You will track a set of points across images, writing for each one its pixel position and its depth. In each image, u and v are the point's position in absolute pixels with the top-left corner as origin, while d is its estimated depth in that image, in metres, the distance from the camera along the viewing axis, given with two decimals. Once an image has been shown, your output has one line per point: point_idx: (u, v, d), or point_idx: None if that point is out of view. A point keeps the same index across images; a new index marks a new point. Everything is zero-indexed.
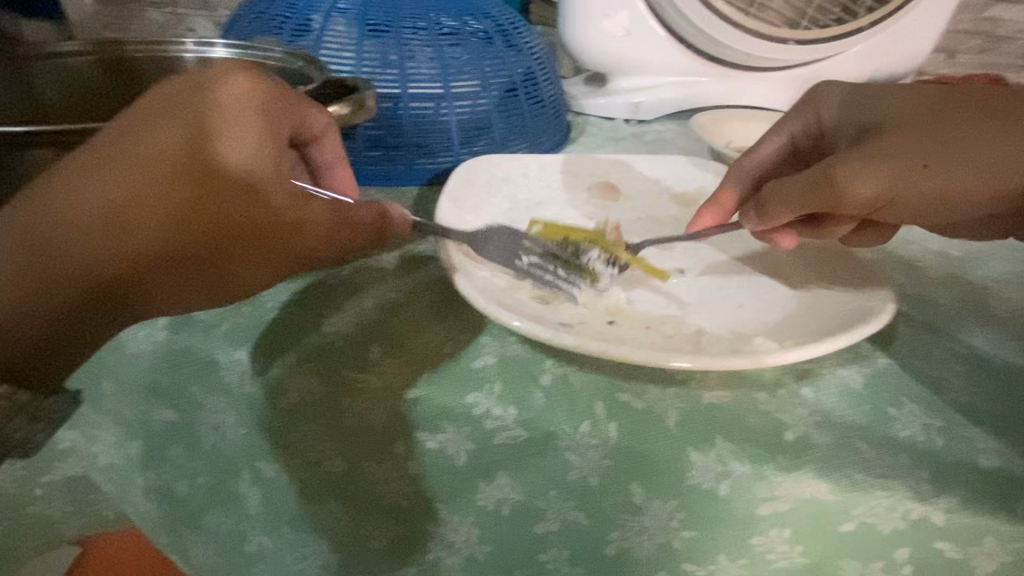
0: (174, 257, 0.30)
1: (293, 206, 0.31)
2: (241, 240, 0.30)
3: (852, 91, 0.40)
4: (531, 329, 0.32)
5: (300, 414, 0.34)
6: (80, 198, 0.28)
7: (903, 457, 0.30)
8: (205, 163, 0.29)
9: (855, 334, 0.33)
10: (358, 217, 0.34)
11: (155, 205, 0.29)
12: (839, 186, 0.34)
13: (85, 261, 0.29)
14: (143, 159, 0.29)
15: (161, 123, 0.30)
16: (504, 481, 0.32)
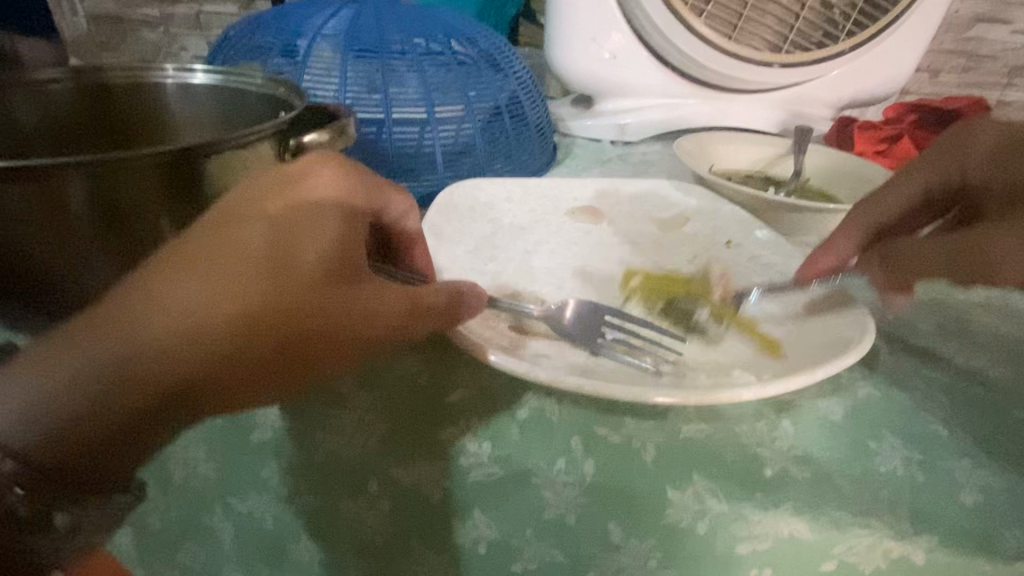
0: (257, 358, 0.27)
1: (371, 297, 0.30)
2: (321, 333, 0.28)
3: (998, 149, 0.45)
4: (507, 363, 0.31)
5: (271, 450, 0.34)
6: (166, 297, 0.26)
7: (882, 493, 0.29)
8: (292, 258, 0.29)
9: (837, 365, 0.32)
10: (435, 304, 0.32)
11: (225, 303, 0.26)
12: (992, 259, 0.42)
13: (165, 361, 0.25)
14: (222, 259, 0.27)
15: (238, 222, 0.29)
16: (480, 519, 0.31)
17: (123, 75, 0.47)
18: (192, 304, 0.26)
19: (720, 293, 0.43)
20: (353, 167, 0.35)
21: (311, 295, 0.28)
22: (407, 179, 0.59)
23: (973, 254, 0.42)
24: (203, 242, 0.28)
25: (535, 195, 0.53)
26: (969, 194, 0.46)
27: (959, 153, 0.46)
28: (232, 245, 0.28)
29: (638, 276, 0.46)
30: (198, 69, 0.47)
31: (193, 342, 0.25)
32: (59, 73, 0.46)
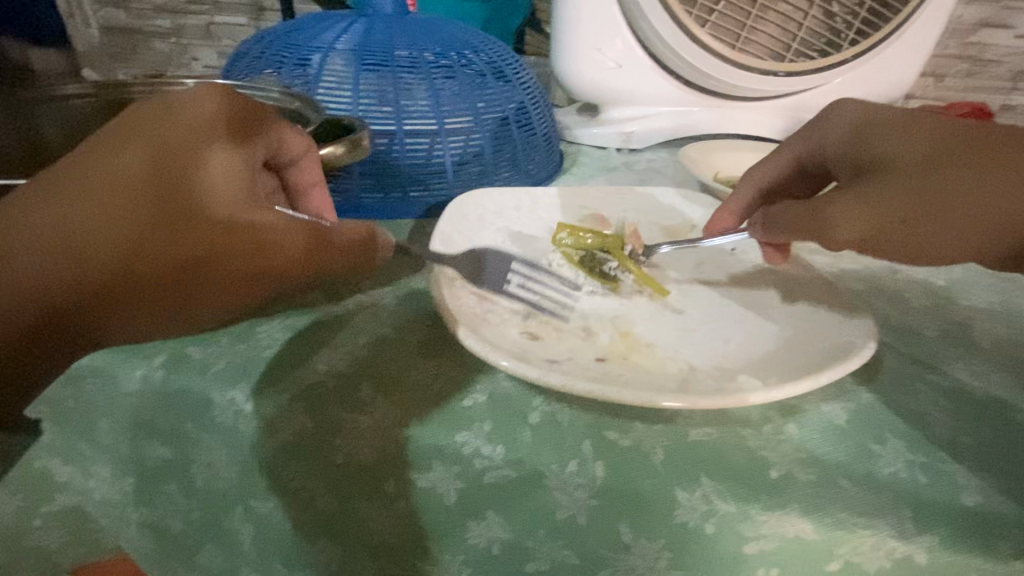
0: (134, 281, 0.29)
1: (257, 224, 0.31)
2: (201, 261, 0.29)
3: (861, 119, 0.44)
4: (518, 368, 0.32)
5: (292, 452, 0.34)
6: (50, 217, 0.29)
7: (886, 494, 0.30)
8: (178, 177, 0.30)
9: (840, 370, 0.33)
10: (329, 237, 0.33)
11: (100, 223, 0.29)
12: (826, 222, 0.41)
13: (52, 279, 0.28)
14: (110, 177, 0.30)
15: (131, 143, 0.31)
16: (493, 519, 0.32)
17: (145, 88, 0.49)
18: (58, 226, 0.29)
19: (632, 249, 0.49)
20: (246, 104, 0.36)
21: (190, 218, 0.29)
22: (417, 189, 0.60)
23: (802, 223, 0.42)
24: (98, 161, 0.30)
25: (543, 203, 0.54)
26: (831, 167, 0.47)
27: (820, 131, 0.47)
28: (126, 168, 0.30)
29: (565, 229, 0.50)
30: (217, 83, 0.49)
31: (62, 259, 0.28)
32: (85, 88, 0.48)
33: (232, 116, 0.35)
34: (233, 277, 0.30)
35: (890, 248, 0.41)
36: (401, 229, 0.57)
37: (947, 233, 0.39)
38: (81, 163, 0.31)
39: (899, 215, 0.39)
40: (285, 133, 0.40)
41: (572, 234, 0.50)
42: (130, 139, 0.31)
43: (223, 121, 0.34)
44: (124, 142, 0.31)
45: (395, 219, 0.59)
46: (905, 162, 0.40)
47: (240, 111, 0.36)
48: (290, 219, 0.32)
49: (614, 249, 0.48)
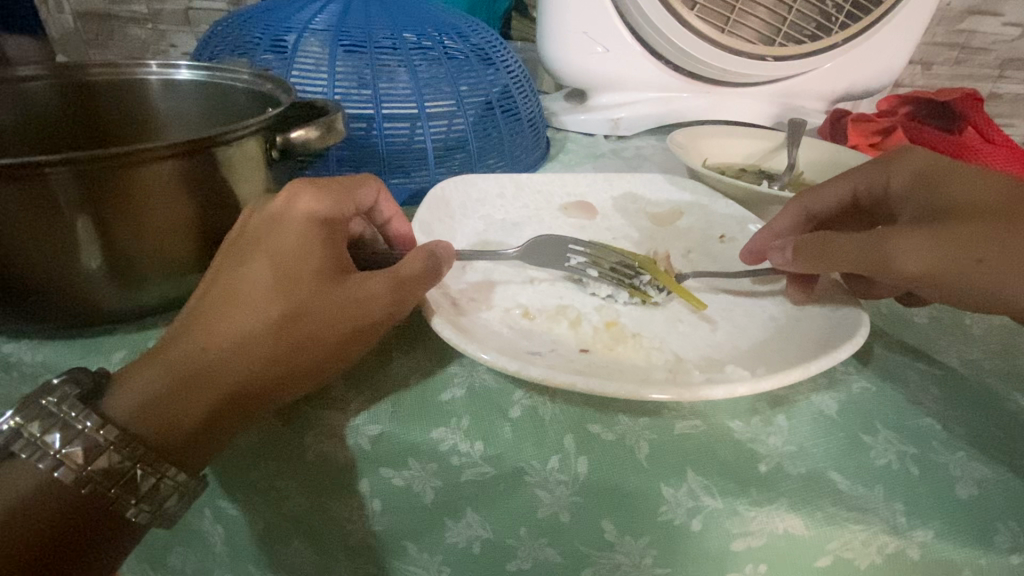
0: (283, 360, 0.29)
1: (362, 284, 0.31)
2: (331, 328, 0.30)
3: (930, 166, 0.40)
4: (498, 362, 0.30)
5: (260, 451, 0.33)
6: (207, 329, 0.29)
7: (878, 487, 0.29)
8: (294, 266, 0.31)
9: (832, 359, 0.32)
10: (411, 274, 0.33)
11: (252, 320, 0.29)
12: (887, 258, 0.36)
13: (219, 377, 0.28)
14: (240, 289, 0.30)
15: (250, 250, 0.32)
16: (473, 518, 0.31)
17: (106, 71, 0.46)
18: (220, 337, 0.29)
19: (665, 267, 0.43)
20: (328, 185, 0.36)
21: (316, 298, 0.30)
22: (398, 176, 0.58)
23: (856, 257, 0.37)
24: (225, 282, 0.31)
25: (527, 191, 0.52)
26: (893, 206, 0.43)
27: (889, 163, 0.43)
28: (252, 276, 0.31)
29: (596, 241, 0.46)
30: (183, 66, 0.46)
31: (225, 362, 0.29)
32: (38, 70, 0.45)
33: (328, 198, 0.35)
34: (357, 333, 0.31)
35: (944, 287, 0.36)
36: None
37: (1002, 289, 0.35)
38: (221, 278, 0.31)
39: (970, 257, 0.35)
40: (360, 190, 0.38)
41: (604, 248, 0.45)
42: (255, 244, 0.32)
43: (319, 205, 0.34)
44: (251, 248, 0.32)
45: None
46: (973, 211, 0.36)
47: (333, 189, 0.36)
48: (383, 276, 0.32)
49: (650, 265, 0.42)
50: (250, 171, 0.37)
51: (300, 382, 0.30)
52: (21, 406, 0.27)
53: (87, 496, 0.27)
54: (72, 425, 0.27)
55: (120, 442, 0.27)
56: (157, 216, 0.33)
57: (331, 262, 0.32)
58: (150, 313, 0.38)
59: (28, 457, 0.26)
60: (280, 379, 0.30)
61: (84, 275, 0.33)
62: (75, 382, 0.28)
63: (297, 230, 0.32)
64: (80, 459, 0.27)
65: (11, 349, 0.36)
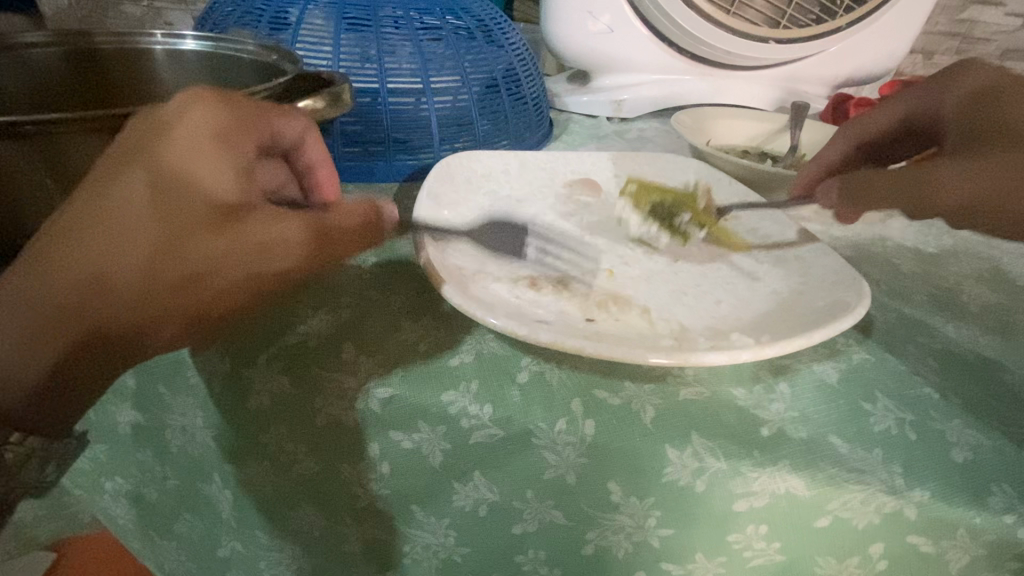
0: (168, 304, 0.28)
1: (272, 226, 0.31)
2: (227, 278, 0.29)
3: (982, 87, 0.43)
4: (508, 326, 0.31)
5: (271, 415, 0.33)
6: (68, 258, 0.26)
7: (877, 451, 0.30)
8: (178, 202, 0.28)
9: (833, 328, 0.33)
10: (333, 224, 0.34)
11: (113, 259, 0.26)
12: (935, 185, 0.44)
13: (65, 318, 0.26)
14: (101, 226, 0.26)
15: (118, 172, 0.28)
16: (480, 481, 0.32)
17: (111, 40, 0.46)
18: (71, 274, 0.26)
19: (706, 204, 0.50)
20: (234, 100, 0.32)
21: (205, 245, 0.28)
22: (402, 152, 0.58)
23: (920, 188, 0.45)
24: (82, 207, 0.27)
25: (532, 167, 0.52)
26: (944, 126, 0.44)
27: (949, 79, 0.45)
28: (122, 202, 0.27)
29: (636, 181, 0.52)
30: (189, 35, 0.46)
31: (87, 304, 0.26)
32: (45, 36, 0.45)
33: (223, 121, 0.31)
34: (256, 279, 0.31)
35: (989, 207, 0.45)
36: (386, 194, 0.56)
37: None
38: (82, 203, 0.27)
39: (1003, 184, 0.42)
40: (281, 120, 0.34)
41: (641, 188, 0.51)
42: (126, 164, 0.28)
43: (211, 130, 0.30)
44: (122, 168, 0.28)
45: (379, 183, 0.57)
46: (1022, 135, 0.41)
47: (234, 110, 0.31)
48: (297, 221, 0.32)
49: (691, 206, 0.49)
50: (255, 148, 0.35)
51: (189, 321, 0.30)
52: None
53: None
54: None
55: None
56: None
57: (228, 201, 0.30)
58: None
59: None
60: (167, 317, 0.29)
61: None
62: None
63: (183, 156, 0.29)
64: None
65: None
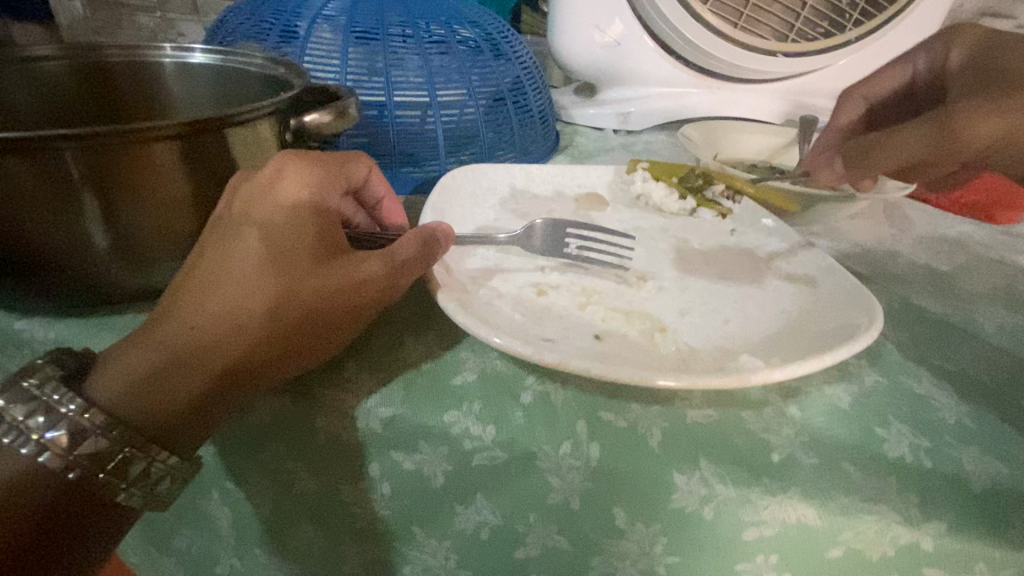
0: (285, 340, 0.29)
1: (357, 266, 0.31)
2: (333, 311, 0.30)
3: (977, 50, 0.53)
4: (511, 346, 0.30)
5: (269, 432, 0.33)
6: (213, 299, 0.29)
7: (893, 479, 0.29)
8: (289, 243, 0.31)
9: (848, 350, 0.32)
10: (405, 256, 0.33)
11: (243, 298, 0.29)
12: (958, 131, 0.49)
13: (215, 350, 0.28)
14: (225, 269, 0.30)
15: (241, 226, 0.31)
16: (482, 503, 0.31)
17: (119, 53, 0.46)
18: (214, 311, 0.29)
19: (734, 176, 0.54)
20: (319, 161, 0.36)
21: (313, 269, 0.30)
22: (408, 165, 0.58)
23: (888, 160, 0.53)
24: (219, 253, 0.30)
25: (538, 181, 0.52)
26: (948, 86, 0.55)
27: (947, 45, 0.57)
28: (243, 248, 0.30)
29: (641, 163, 0.55)
30: (197, 48, 0.46)
31: (226, 336, 0.28)
32: (53, 50, 0.45)
33: (314, 176, 0.35)
34: (350, 318, 0.31)
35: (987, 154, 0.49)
36: None
37: None
38: (216, 250, 0.30)
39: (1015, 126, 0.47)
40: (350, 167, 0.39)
41: (651, 167, 0.54)
42: (246, 219, 0.31)
43: (310, 184, 0.34)
44: (244, 222, 0.31)
45: None
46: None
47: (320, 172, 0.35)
48: (375, 258, 0.32)
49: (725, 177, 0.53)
50: (264, 154, 0.37)
51: (300, 360, 0.30)
52: (6, 387, 0.27)
53: (76, 481, 0.27)
54: (55, 408, 0.27)
55: (104, 427, 0.27)
56: (166, 193, 0.33)
57: (328, 238, 0.32)
58: (159, 295, 0.37)
59: (11, 442, 0.27)
60: (282, 356, 0.29)
61: (93, 250, 0.33)
62: (57, 363, 0.29)
63: (288, 201, 0.32)
64: (66, 444, 0.27)
65: (23, 326, 0.36)
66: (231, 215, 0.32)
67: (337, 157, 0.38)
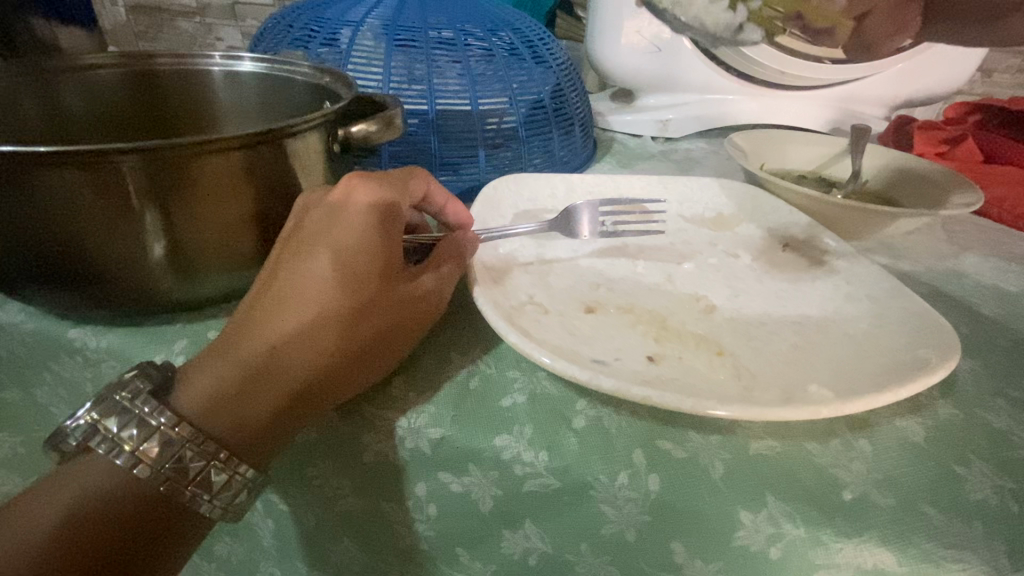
0: (358, 358, 0.29)
1: (420, 283, 0.32)
2: (400, 328, 0.31)
3: None
4: (564, 369, 0.29)
5: (314, 451, 0.32)
6: (292, 318, 0.29)
7: (977, 526, 0.27)
8: (363, 261, 0.30)
9: (922, 383, 0.30)
10: (452, 269, 0.34)
11: (322, 317, 0.29)
12: None
13: (294, 369, 0.28)
14: (303, 283, 0.29)
15: (315, 243, 0.31)
16: (531, 531, 0.30)
17: (171, 62, 0.47)
18: (294, 329, 0.28)
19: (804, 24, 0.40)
20: (384, 175, 0.35)
21: (385, 288, 0.30)
22: (447, 173, 0.57)
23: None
24: (295, 270, 0.30)
25: (579, 192, 0.51)
26: None
27: None
28: (319, 267, 0.30)
29: None
30: (246, 57, 0.46)
31: (304, 355, 0.28)
32: (108, 59, 0.46)
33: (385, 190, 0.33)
34: (413, 332, 0.32)
35: None
36: None
37: None
38: (290, 266, 0.30)
39: None
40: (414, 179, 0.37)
41: None
42: (320, 235, 0.31)
43: (383, 200, 0.32)
44: (317, 240, 0.31)
45: None
46: None
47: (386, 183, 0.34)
48: (432, 275, 0.33)
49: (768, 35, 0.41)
50: (313, 165, 0.37)
51: (368, 377, 0.30)
52: (98, 400, 0.27)
53: (165, 493, 0.26)
54: (148, 421, 0.27)
55: (193, 439, 0.27)
56: (227, 206, 0.33)
57: (398, 255, 0.32)
58: (207, 303, 0.37)
59: (105, 453, 0.26)
60: (354, 374, 0.29)
61: (149, 263, 0.33)
62: (145, 376, 0.28)
63: (360, 217, 0.31)
64: (156, 454, 0.26)
65: (75, 334, 0.36)
66: (305, 230, 0.32)
67: (405, 173, 0.36)
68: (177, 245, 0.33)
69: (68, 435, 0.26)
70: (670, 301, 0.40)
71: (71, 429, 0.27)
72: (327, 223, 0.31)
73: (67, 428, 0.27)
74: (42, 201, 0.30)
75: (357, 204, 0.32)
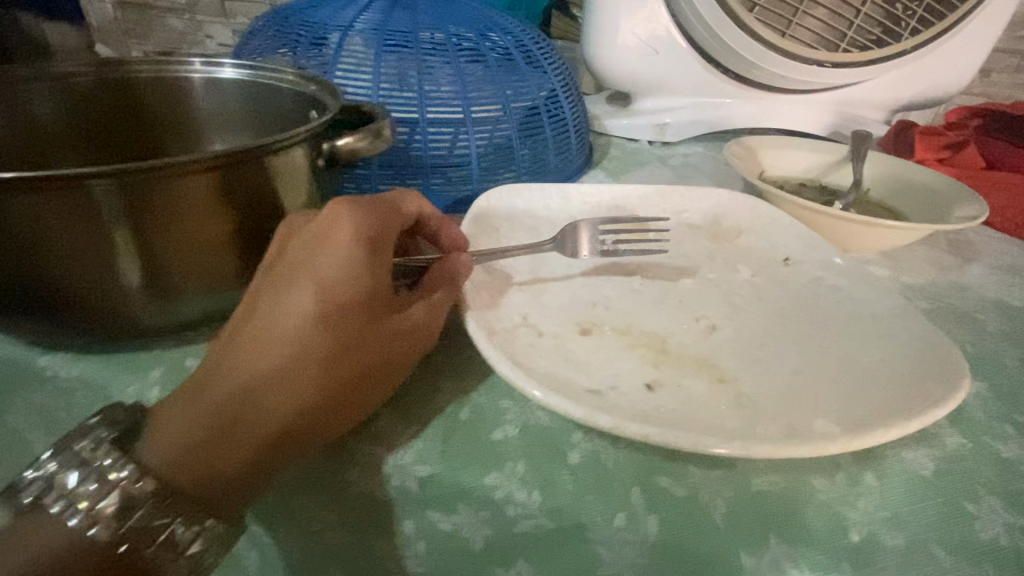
0: (339, 400, 0.28)
1: (406, 317, 0.30)
2: (384, 365, 0.29)
3: None
4: (555, 402, 0.28)
5: (297, 484, 0.30)
6: (267, 358, 0.27)
7: (988, 567, 0.26)
8: (345, 295, 0.28)
9: (928, 416, 0.29)
10: (442, 298, 0.32)
11: (300, 357, 0.27)
12: None
13: (269, 413, 0.27)
14: (281, 319, 0.28)
15: (294, 276, 0.29)
16: (526, 572, 0.27)
17: (148, 69, 0.45)
18: (270, 370, 0.27)
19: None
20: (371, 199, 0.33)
21: (368, 324, 0.29)
22: (439, 182, 0.56)
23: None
24: (272, 305, 0.28)
25: (574, 203, 0.50)
26: None
27: None
28: (298, 301, 0.28)
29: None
30: (226, 64, 0.44)
31: (280, 398, 0.27)
32: (81, 66, 0.44)
33: (372, 214, 0.31)
34: (398, 369, 0.30)
35: None
36: None
37: None
38: (268, 301, 0.29)
39: None
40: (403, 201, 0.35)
41: None
42: (299, 266, 0.29)
43: (368, 226, 0.31)
44: (297, 271, 0.29)
45: None
46: None
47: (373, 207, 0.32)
48: (419, 307, 0.31)
49: None
50: (297, 181, 0.35)
51: (350, 418, 0.29)
52: (56, 451, 0.26)
53: (124, 556, 0.24)
54: (107, 476, 0.25)
55: (156, 496, 0.25)
56: (203, 228, 0.32)
57: (383, 287, 0.30)
58: (189, 328, 0.35)
59: (59, 511, 0.24)
60: (334, 416, 0.28)
61: (123, 290, 0.32)
62: (109, 423, 0.27)
63: (342, 247, 0.29)
64: (114, 514, 0.25)
65: (46, 363, 0.35)
66: (283, 261, 0.30)
67: (395, 196, 0.35)
68: (151, 271, 0.32)
69: (23, 490, 0.25)
70: (669, 321, 0.38)
71: (26, 483, 0.25)
72: (307, 253, 0.30)
73: (22, 482, 0.25)
74: (1, 232, 0.28)
75: (340, 232, 0.30)
